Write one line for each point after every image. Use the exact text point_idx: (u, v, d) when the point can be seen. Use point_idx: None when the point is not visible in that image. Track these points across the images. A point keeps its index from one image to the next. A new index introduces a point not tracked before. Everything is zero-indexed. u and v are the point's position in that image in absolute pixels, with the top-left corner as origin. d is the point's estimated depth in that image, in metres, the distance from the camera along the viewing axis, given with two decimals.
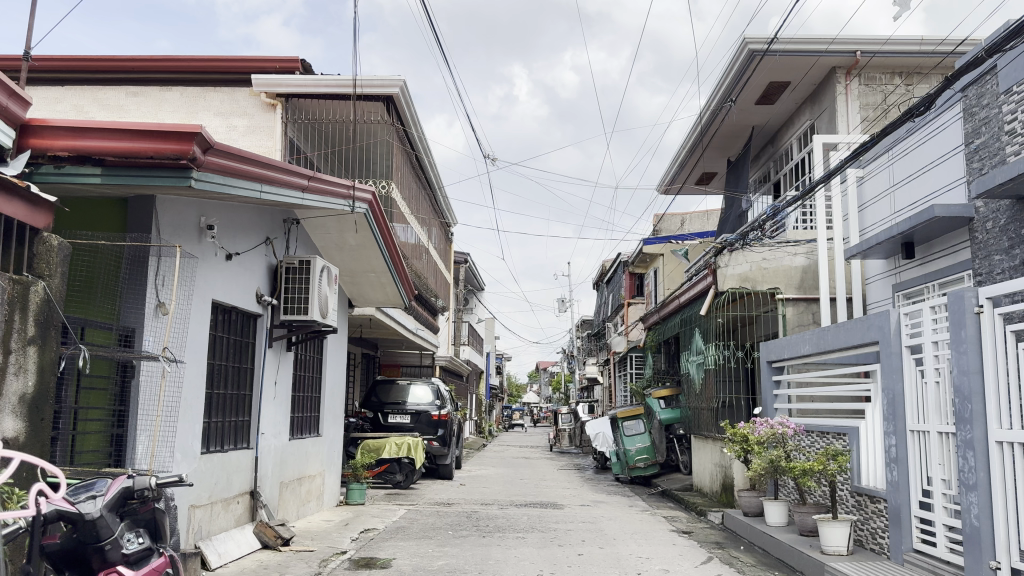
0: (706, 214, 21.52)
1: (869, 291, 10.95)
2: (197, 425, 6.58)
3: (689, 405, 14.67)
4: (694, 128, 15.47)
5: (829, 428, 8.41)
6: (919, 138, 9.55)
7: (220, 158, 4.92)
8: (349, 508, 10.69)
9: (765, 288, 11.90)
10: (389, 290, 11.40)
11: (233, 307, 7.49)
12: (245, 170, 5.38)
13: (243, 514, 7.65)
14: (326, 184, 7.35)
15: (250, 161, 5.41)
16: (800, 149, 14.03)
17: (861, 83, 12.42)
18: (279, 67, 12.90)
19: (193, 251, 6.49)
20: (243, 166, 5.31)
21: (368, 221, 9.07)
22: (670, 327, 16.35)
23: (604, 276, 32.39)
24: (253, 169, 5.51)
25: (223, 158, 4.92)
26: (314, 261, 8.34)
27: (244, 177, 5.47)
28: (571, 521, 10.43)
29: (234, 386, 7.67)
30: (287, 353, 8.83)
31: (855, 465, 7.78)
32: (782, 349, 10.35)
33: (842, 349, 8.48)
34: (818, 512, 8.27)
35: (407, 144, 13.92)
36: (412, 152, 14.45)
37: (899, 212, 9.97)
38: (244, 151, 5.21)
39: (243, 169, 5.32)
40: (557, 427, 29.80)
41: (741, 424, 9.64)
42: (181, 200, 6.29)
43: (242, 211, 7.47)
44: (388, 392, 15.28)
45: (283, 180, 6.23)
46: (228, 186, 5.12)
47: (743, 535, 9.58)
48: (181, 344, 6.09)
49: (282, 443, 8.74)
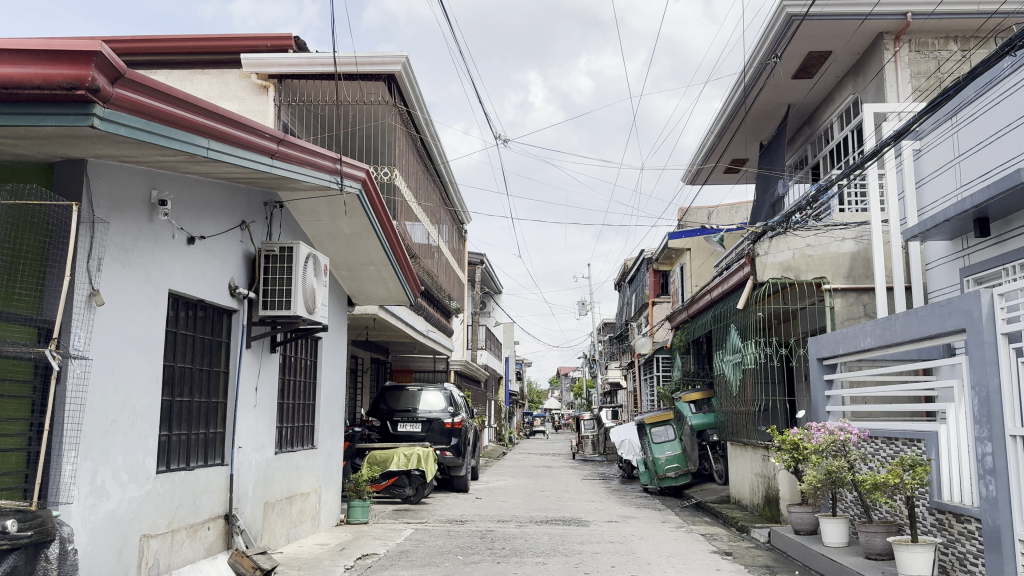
0: (734, 207, 20.30)
1: (929, 278, 9.72)
2: (145, 439, 5.53)
3: (724, 408, 13.47)
4: (725, 109, 14.31)
5: (900, 433, 7.21)
6: (992, 97, 8.33)
7: (131, 92, 3.94)
8: (349, 529, 9.57)
9: (810, 278, 10.69)
10: (393, 285, 10.31)
11: (200, 300, 6.45)
12: (176, 115, 4.41)
13: (215, 542, 6.57)
14: (304, 151, 6.29)
15: (183, 104, 4.43)
16: (841, 127, 12.86)
17: (911, 50, 11.18)
18: (272, 46, 11.95)
19: (140, 231, 5.47)
20: (171, 108, 4.33)
21: (361, 204, 7.97)
22: (701, 325, 15.13)
23: (626, 276, 31.11)
24: (190, 116, 4.53)
25: (134, 92, 3.94)
26: (298, 248, 7.18)
27: (178, 126, 4.49)
28: (598, 542, 9.25)
29: (204, 394, 6.60)
30: (272, 354, 7.72)
31: (935, 478, 6.56)
32: (833, 345, 9.11)
33: (913, 341, 7.25)
34: (888, 532, 7.03)
35: (411, 127, 12.87)
36: (417, 136, 13.37)
37: (968, 185, 8.75)
38: (168, 87, 4.22)
39: (172, 113, 4.35)
40: (580, 434, 28.62)
41: (790, 430, 8.52)
42: (126, 169, 5.27)
43: (209, 187, 6.41)
44: (397, 399, 14.19)
45: (242, 140, 5.22)
46: (142, 133, 4.15)
47: (796, 556, 8.36)
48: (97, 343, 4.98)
49: (266, 457, 7.64)
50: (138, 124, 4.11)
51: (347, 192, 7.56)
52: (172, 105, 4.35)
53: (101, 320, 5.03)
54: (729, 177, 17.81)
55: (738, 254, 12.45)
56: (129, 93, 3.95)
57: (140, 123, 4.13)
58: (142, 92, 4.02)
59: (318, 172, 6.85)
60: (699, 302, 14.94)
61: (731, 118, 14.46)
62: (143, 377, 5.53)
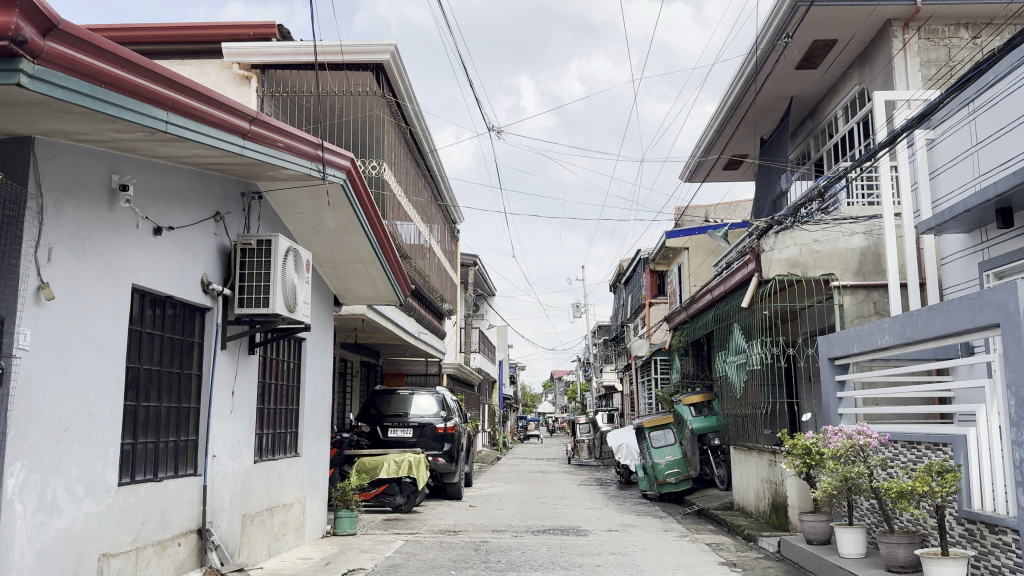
0: (732, 205, 19.86)
1: (944, 274, 9.27)
2: (104, 448, 5.01)
3: (727, 412, 13.01)
4: (725, 102, 13.89)
5: (923, 436, 6.75)
6: (1013, 82, 7.89)
7: (68, 48, 3.46)
8: (335, 541, 9.05)
9: (818, 275, 10.24)
10: (381, 283, 9.80)
11: (169, 297, 5.94)
12: (125, 80, 3.92)
13: (186, 559, 6.04)
14: (280, 133, 5.79)
15: (133, 68, 3.94)
16: (847, 119, 12.44)
17: (922, 38, 10.72)
18: (255, 34, 11.74)
19: (97, 219, 4.95)
20: (118, 72, 3.84)
21: (345, 195, 7.49)
22: (701, 326, 14.65)
23: (622, 277, 30.67)
24: (143, 82, 4.05)
25: (71, 48, 3.47)
26: (276, 241, 6.66)
27: (129, 94, 4.00)
28: (598, 554, 8.76)
29: (175, 399, 6.08)
30: (250, 356, 7.19)
31: (964, 485, 6.10)
32: (846, 344, 8.62)
33: (935, 339, 6.80)
34: (911, 543, 6.55)
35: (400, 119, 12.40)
36: (405, 128, 12.87)
37: (986, 175, 8.30)
38: (114, 46, 3.73)
39: (120, 76, 3.87)
40: (575, 439, 28.09)
41: (802, 434, 8.13)
42: (81, 150, 4.75)
43: (179, 174, 5.91)
44: (388, 403, 13.70)
45: (208, 116, 4.72)
46: (84, 97, 3.67)
47: (810, 569, 7.86)
48: (46, 342, 4.47)
49: (244, 466, 7.12)
50: (78, 87, 3.63)
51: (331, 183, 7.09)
52: (120, 68, 3.86)
53: (50, 317, 4.52)
54: (729, 173, 17.37)
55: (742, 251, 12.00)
56: (66, 50, 3.47)
57: (81, 86, 3.64)
58: (80, 48, 3.55)
59: (298, 159, 6.37)
60: (699, 301, 14.46)
61: (732, 111, 14.01)
62: (104, 380, 5.02)
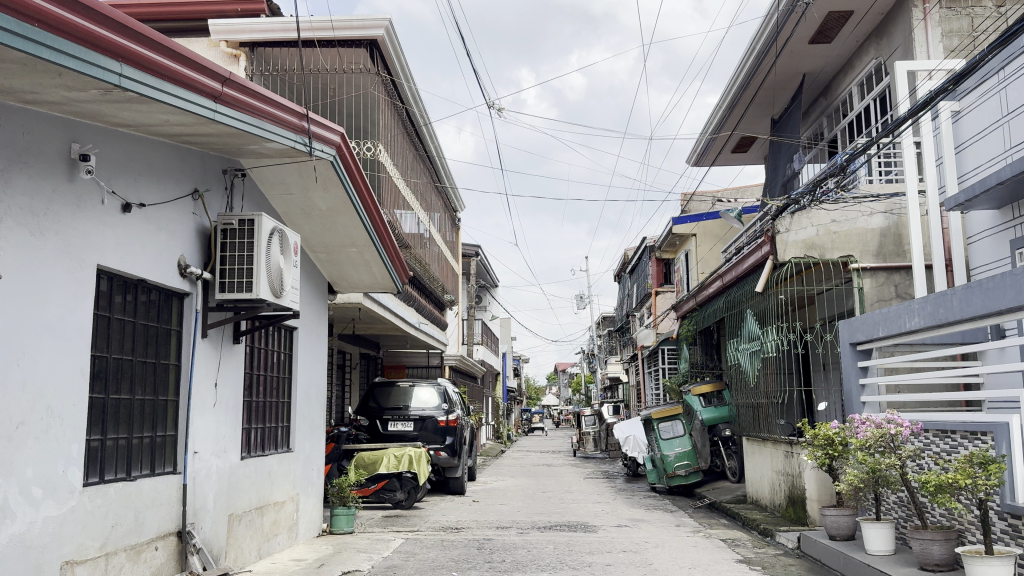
0: (741, 190, 19.34)
1: (971, 253, 8.78)
2: (66, 444, 4.54)
3: (738, 401, 12.53)
4: (735, 80, 13.39)
5: (958, 425, 6.28)
6: None
7: None
8: (331, 540, 8.59)
9: (836, 257, 9.79)
10: (377, 269, 9.33)
11: (140, 280, 5.47)
12: (64, 20, 3.44)
13: (165, 564, 5.58)
14: (257, 98, 5.30)
15: (74, 6, 3.47)
16: (863, 96, 11.95)
17: (943, 6, 10.16)
18: (242, 10, 11.64)
19: (54, 191, 4.48)
20: (54, 9, 3.37)
21: (334, 172, 7.01)
22: (711, 314, 14.16)
23: (627, 266, 30.22)
24: (88, 25, 3.57)
25: None
26: (260, 220, 6.18)
27: (70, 37, 3.53)
28: (609, 552, 8.28)
29: (150, 391, 5.62)
30: (234, 346, 6.72)
31: (1008, 477, 5.63)
32: (870, 328, 8.12)
33: (970, 319, 6.33)
34: (947, 539, 6.08)
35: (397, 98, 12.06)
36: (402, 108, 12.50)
37: (1016, 148, 7.80)
38: None
39: (58, 16, 3.39)
40: (580, 430, 27.64)
41: (823, 423, 7.69)
42: (33, 112, 4.28)
43: (152, 147, 5.45)
44: (388, 396, 13.22)
45: (171, 73, 4.24)
46: (9, 35, 3.20)
47: (835, 566, 7.37)
48: None
49: (229, 463, 6.65)
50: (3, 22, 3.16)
51: (321, 159, 6.63)
52: (58, 5, 3.39)
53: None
54: (738, 156, 16.90)
55: (755, 234, 11.51)
56: None
57: (6, 21, 3.17)
58: None
59: (281, 130, 5.91)
60: (709, 287, 13.96)
61: (742, 91, 13.56)
62: (65, 370, 4.55)
